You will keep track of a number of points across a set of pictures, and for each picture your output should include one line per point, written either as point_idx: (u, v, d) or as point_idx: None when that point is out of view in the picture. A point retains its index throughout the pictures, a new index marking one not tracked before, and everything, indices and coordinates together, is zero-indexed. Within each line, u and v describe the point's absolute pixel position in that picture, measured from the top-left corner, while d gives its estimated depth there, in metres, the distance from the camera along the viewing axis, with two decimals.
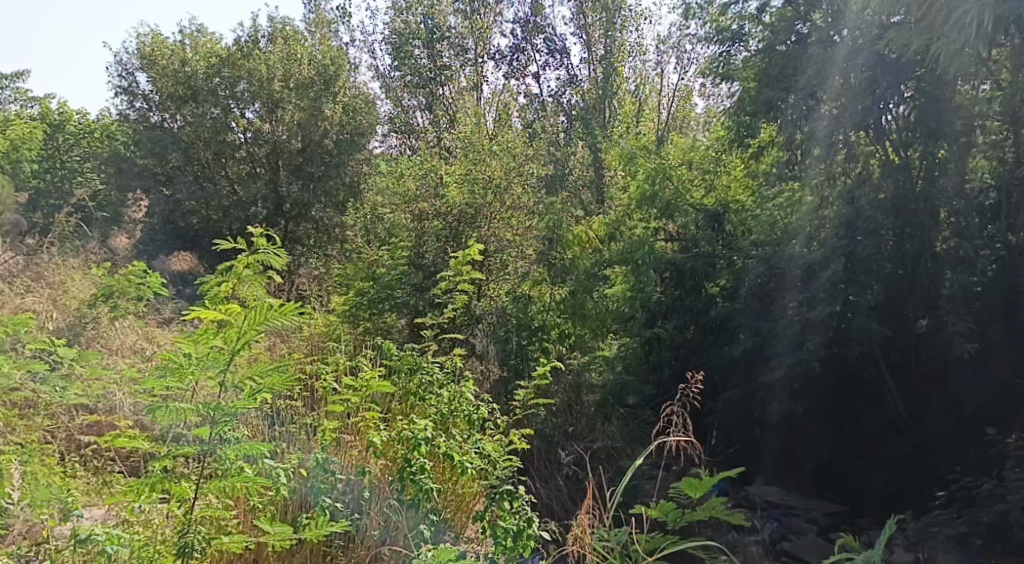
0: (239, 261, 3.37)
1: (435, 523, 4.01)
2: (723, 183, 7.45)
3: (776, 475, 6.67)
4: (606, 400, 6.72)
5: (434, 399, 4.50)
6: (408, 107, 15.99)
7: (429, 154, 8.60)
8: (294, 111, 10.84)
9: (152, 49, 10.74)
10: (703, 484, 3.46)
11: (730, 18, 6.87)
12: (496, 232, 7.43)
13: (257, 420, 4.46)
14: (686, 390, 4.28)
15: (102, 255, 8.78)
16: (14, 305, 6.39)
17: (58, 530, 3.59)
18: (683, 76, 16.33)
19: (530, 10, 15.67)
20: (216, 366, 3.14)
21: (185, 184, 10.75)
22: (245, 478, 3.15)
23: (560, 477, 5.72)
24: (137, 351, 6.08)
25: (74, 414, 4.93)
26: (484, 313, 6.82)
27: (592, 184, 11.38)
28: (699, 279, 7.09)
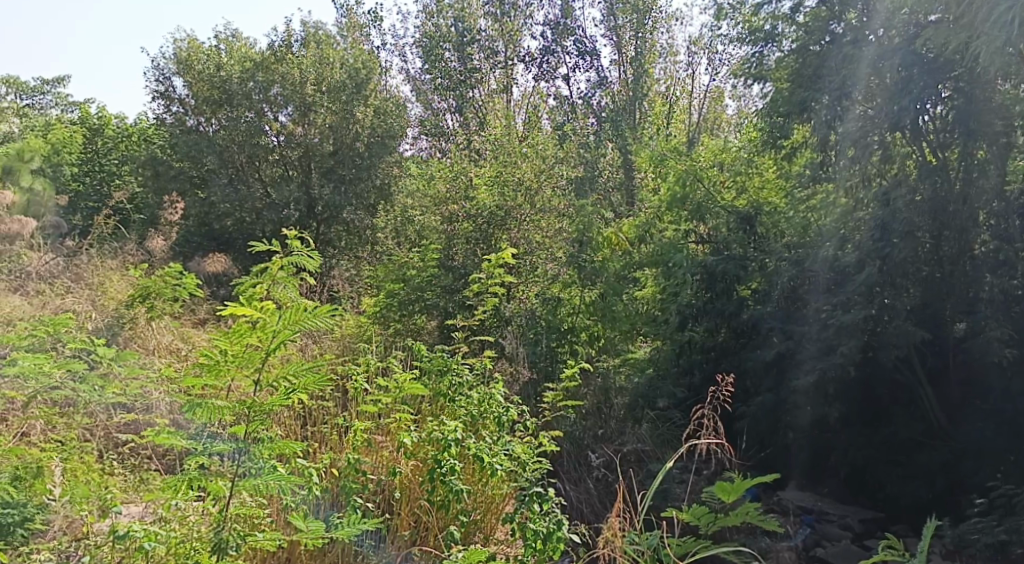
0: (274, 261, 3.42)
1: (465, 523, 4.04)
2: (755, 185, 7.41)
3: (808, 480, 6.59)
4: (635, 402, 6.72)
5: (463, 400, 4.52)
6: (438, 109, 16.06)
7: (460, 156, 8.63)
8: (326, 114, 11.04)
9: (188, 54, 10.94)
10: (736, 488, 3.39)
11: (763, 18, 6.80)
12: (526, 234, 7.55)
13: (290, 420, 4.51)
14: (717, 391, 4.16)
15: (139, 255, 8.97)
16: (54, 305, 6.55)
17: (97, 526, 3.65)
18: (715, 77, 16.22)
19: (560, 11, 15.65)
20: (251, 365, 3.20)
21: (220, 186, 10.80)
22: (279, 477, 3.17)
23: (590, 480, 5.69)
24: (173, 351, 6.20)
25: (113, 412, 5.02)
26: (513, 315, 6.85)
27: (622, 186, 11.37)
28: (730, 281, 7.02)
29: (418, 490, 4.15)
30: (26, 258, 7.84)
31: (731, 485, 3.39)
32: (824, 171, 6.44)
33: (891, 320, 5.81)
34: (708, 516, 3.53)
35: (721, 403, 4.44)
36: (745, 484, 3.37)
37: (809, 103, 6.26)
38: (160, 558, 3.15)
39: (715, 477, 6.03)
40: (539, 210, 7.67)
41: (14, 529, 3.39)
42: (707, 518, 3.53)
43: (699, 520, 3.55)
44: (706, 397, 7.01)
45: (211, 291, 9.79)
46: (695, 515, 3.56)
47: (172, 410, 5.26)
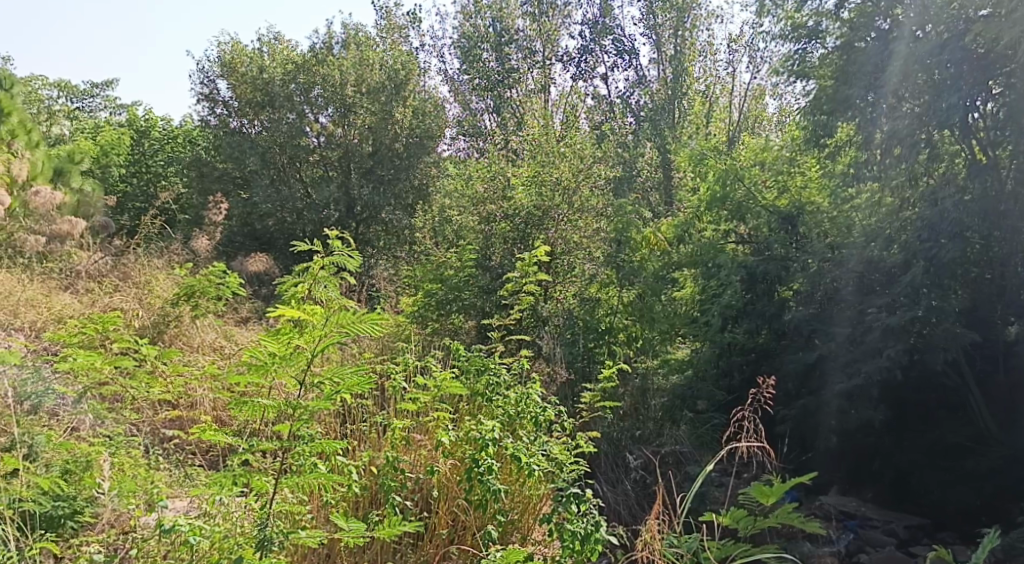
0: (314, 262, 3.44)
1: (503, 523, 4.06)
2: (798, 184, 7.20)
3: (851, 484, 6.35)
4: (674, 404, 6.69)
5: (500, 400, 4.55)
6: (476, 110, 16.10)
7: (497, 156, 8.64)
8: (366, 115, 11.16)
9: (231, 57, 11.14)
10: (775, 490, 3.27)
11: (806, 14, 6.68)
12: (563, 235, 7.59)
13: (330, 418, 4.56)
14: (757, 393, 4.04)
15: (185, 255, 9.14)
16: (104, 303, 6.71)
17: (144, 520, 3.71)
18: (756, 75, 16.01)
19: (599, 10, 15.58)
20: (295, 365, 3.25)
21: (262, 187, 10.99)
22: (320, 475, 3.22)
23: (628, 481, 5.66)
24: (217, 349, 6.33)
25: (159, 409, 5.14)
26: (551, 315, 6.97)
27: (660, 185, 11.29)
28: (771, 282, 6.88)
29: (456, 489, 4.15)
30: (76, 257, 8.04)
31: (769, 488, 3.27)
32: (869, 170, 6.26)
33: (938, 322, 5.68)
34: (747, 520, 3.43)
35: (762, 404, 4.32)
36: (784, 486, 3.24)
37: (853, 100, 6.12)
38: (204, 552, 3.18)
39: (754, 481, 5.95)
40: (577, 210, 7.74)
41: (65, 521, 3.61)
42: (746, 522, 3.42)
43: (740, 525, 3.44)
44: (747, 400, 6.87)
45: (253, 290, 9.96)
46: (735, 520, 3.45)
47: (216, 406, 5.42)
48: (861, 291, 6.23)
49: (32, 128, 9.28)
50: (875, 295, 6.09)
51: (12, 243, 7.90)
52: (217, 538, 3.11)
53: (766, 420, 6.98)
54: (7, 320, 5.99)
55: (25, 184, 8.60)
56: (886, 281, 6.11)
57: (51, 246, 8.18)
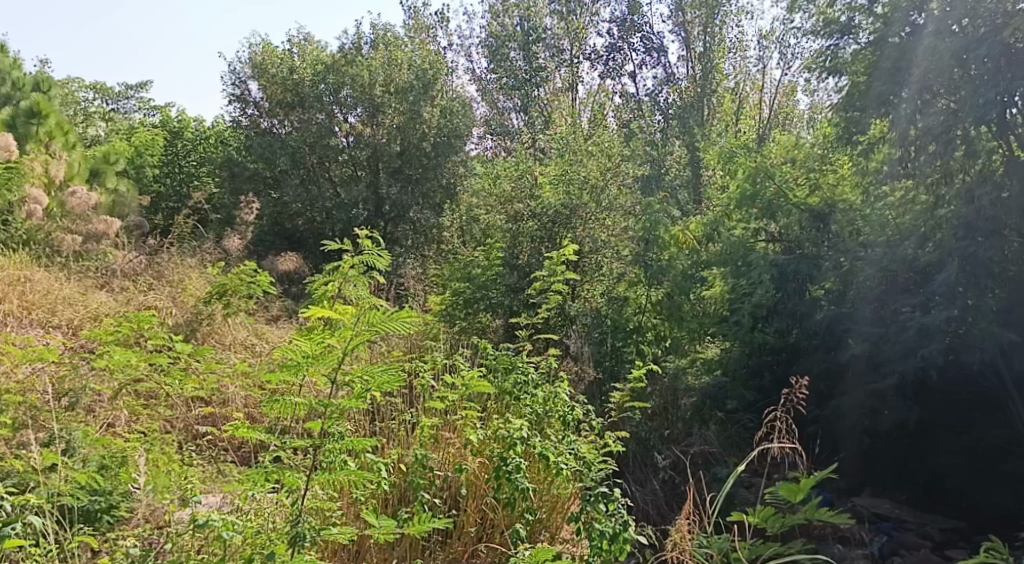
0: (345, 261, 3.47)
1: (531, 521, 4.07)
2: (830, 182, 7.07)
3: (885, 485, 6.18)
4: (703, 403, 6.66)
5: (529, 399, 4.56)
6: (504, 109, 16.12)
7: (525, 155, 8.64)
8: (394, 115, 11.22)
9: (263, 58, 11.27)
10: (802, 487, 3.25)
11: (839, 10, 6.58)
12: (591, 233, 7.64)
13: (360, 416, 4.61)
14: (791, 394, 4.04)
15: (217, 254, 9.28)
16: (138, 301, 6.84)
17: (178, 515, 3.77)
18: (787, 72, 15.81)
19: (627, 8, 15.51)
20: (327, 364, 3.28)
21: (292, 187, 11.12)
22: (350, 472, 3.25)
23: (657, 482, 5.67)
24: (248, 347, 6.41)
25: (192, 406, 5.21)
26: (579, 314, 7.06)
27: (689, 184, 11.21)
28: (802, 281, 6.70)
29: (485, 487, 4.17)
30: (112, 256, 8.19)
31: (795, 485, 3.25)
32: (904, 167, 6.13)
33: (975, 322, 5.55)
34: (776, 518, 3.40)
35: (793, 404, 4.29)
36: (811, 483, 3.23)
37: (888, 97, 6.01)
38: (237, 548, 3.20)
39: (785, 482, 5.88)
40: (603, 208, 7.83)
41: (102, 515, 3.68)
42: (775, 522, 3.40)
43: (769, 524, 3.41)
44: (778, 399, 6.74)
45: (284, 289, 10.08)
46: (763, 518, 3.42)
47: (247, 403, 5.50)
48: (895, 291, 6.13)
49: (69, 130, 9.47)
50: (909, 295, 6.00)
51: (50, 243, 8.01)
52: (249, 535, 3.15)
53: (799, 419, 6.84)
54: (45, 318, 6.12)
55: (63, 185, 8.78)
56: (920, 281, 6.01)
57: (88, 245, 8.35)
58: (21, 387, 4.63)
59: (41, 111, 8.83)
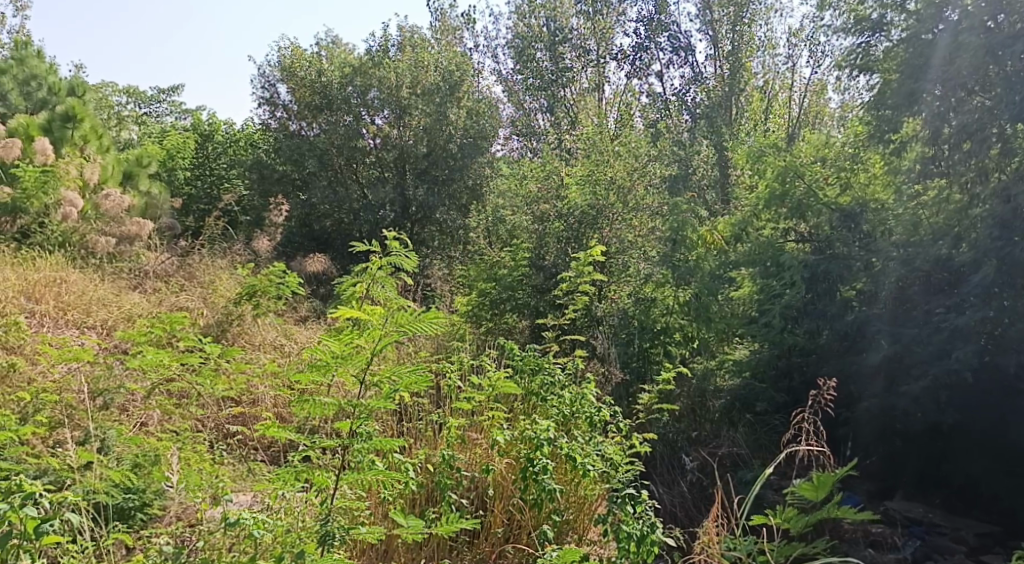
0: (374, 261, 3.53)
1: (558, 523, 4.05)
2: (862, 181, 6.94)
3: (918, 488, 6.07)
4: (733, 404, 6.65)
5: (555, 400, 4.55)
6: (530, 110, 16.13)
7: (551, 156, 8.63)
8: (421, 116, 11.26)
9: (291, 61, 11.37)
10: (821, 484, 3.14)
11: (870, 7, 6.51)
12: (618, 233, 7.73)
13: (387, 416, 4.64)
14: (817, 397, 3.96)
15: (247, 255, 9.40)
16: (170, 302, 6.94)
17: (209, 513, 3.83)
18: (817, 70, 15.63)
19: (654, 8, 15.43)
20: (355, 365, 3.28)
21: (320, 189, 11.22)
22: (378, 472, 3.27)
23: (684, 483, 5.66)
24: (277, 347, 6.48)
25: (223, 406, 5.28)
26: (605, 315, 7.19)
27: (716, 183, 11.12)
28: (833, 281, 6.59)
29: (511, 488, 4.17)
30: (145, 258, 8.32)
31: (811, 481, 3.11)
32: (937, 166, 6.07)
33: (1012, 323, 5.45)
34: (797, 517, 3.23)
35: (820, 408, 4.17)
36: (829, 478, 3.10)
37: (920, 94, 5.97)
38: (267, 546, 3.22)
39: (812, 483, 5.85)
40: (631, 209, 7.82)
41: (135, 513, 3.80)
42: (796, 522, 3.20)
43: (791, 524, 3.22)
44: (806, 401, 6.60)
45: (312, 290, 10.17)
46: (783, 518, 3.24)
47: (276, 403, 5.56)
48: (928, 291, 6.02)
49: (103, 134, 9.63)
50: (943, 295, 5.90)
51: (84, 245, 8.14)
52: (279, 533, 3.18)
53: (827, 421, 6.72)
54: (81, 319, 6.24)
55: (97, 188, 8.93)
56: (954, 281, 5.89)
57: (122, 247, 8.49)
58: (57, 387, 4.72)
59: (75, 115, 8.99)
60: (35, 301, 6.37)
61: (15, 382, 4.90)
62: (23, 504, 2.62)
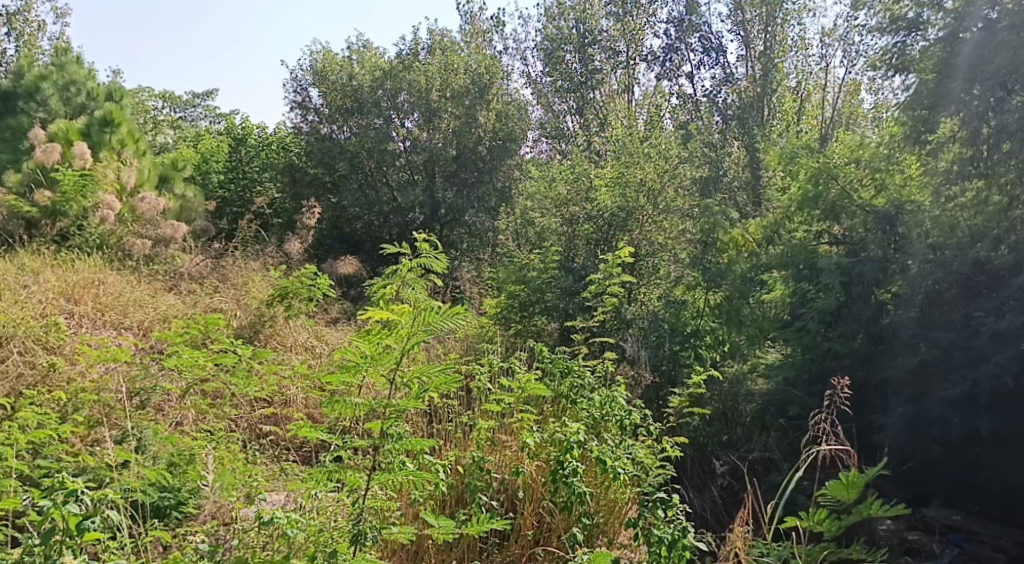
0: (403, 263, 3.56)
1: (588, 525, 4.03)
2: (897, 182, 6.83)
3: (957, 495, 5.92)
4: (765, 410, 6.47)
5: (586, 402, 4.54)
6: (559, 112, 16.11)
7: (581, 158, 8.62)
8: (450, 119, 11.34)
9: (323, 65, 11.47)
10: (851, 483, 2.89)
11: (906, 5, 6.42)
12: (648, 235, 7.74)
13: (417, 418, 4.68)
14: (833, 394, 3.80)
15: (278, 258, 9.52)
16: (205, 304, 7.04)
17: (243, 512, 3.89)
18: (850, 70, 15.46)
19: (685, 8, 15.33)
20: (385, 365, 3.29)
21: (351, 191, 11.32)
22: (410, 473, 3.28)
23: (715, 487, 5.71)
24: (308, 348, 6.57)
25: (255, 407, 5.35)
26: (635, 318, 7.06)
27: (748, 185, 11.04)
28: (869, 285, 6.51)
29: (541, 490, 4.16)
30: (179, 259, 8.44)
31: (841, 481, 2.90)
32: (976, 167, 6.03)
33: None
34: (828, 520, 3.05)
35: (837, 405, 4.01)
36: (857, 474, 2.87)
37: (956, 94, 5.90)
38: (301, 546, 3.23)
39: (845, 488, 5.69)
40: (661, 210, 7.78)
41: (171, 512, 3.86)
42: (829, 524, 3.04)
43: (824, 527, 3.05)
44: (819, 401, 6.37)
45: (342, 292, 10.25)
46: (814, 521, 3.06)
47: (308, 404, 5.62)
48: (966, 294, 5.87)
49: (139, 138, 9.79)
50: (982, 298, 5.76)
51: (121, 247, 8.28)
52: (313, 533, 3.19)
53: (842, 417, 6.50)
54: (118, 319, 6.36)
55: (133, 191, 9.09)
56: (994, 284, 5.78)
57: (158, 249, 8.62)
58: (95, 386, 4.79)
59: (113, 120, 9.17)
60: (74, 302, 6.50)
61: (55, 382, 5.01)
62: (66, 501, 2.64)
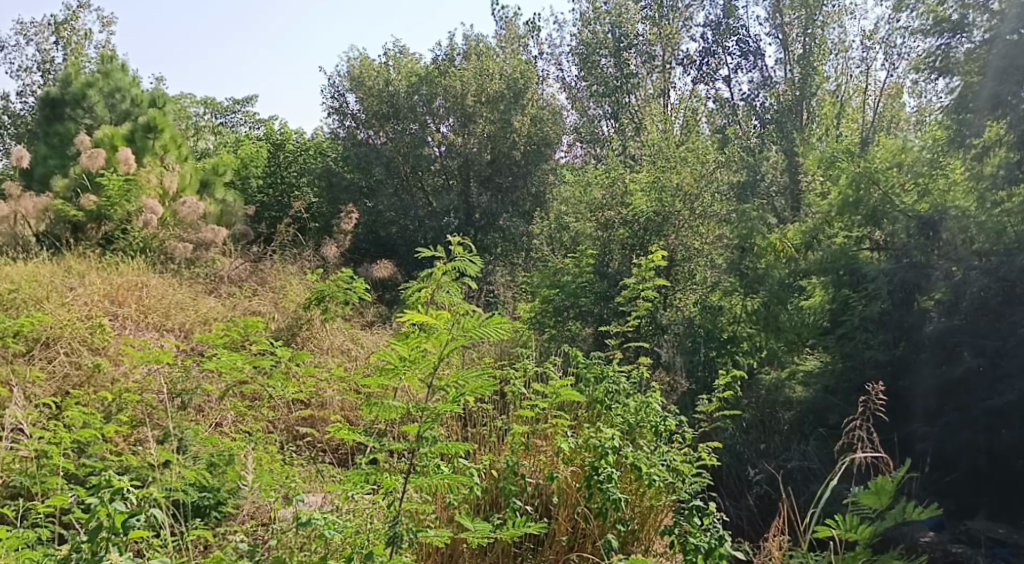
0: (438, 267, 3.58)
1: (624, 531, 4.00)
2: (941, 188, 6.67)
3: (1003, 507, 5.71)
4: (803, 418, 6.42)
5: (620, 408, 4.51)
6: (594, 116, 16.06)
7: (616, 163, 8.59)
8: (485, 124, 11.40)
9: (360, 71, 11.57)
10: (883, 490, 2.74)
11: (951, 6, 6.29)
12: (684, 241, 7.63)
13: (451, 422, 4.71)
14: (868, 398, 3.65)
15: (315, 262, 9.63)
16: (243, 306, 7.16)
17: (281, 512, 3.93)
18: (892, 73, 15.18)
19: (722, 12, 15.18)
20: (424, 369, 3.27)
21: (386, 196, 11.42)
22: (445, 476, 3.28)
23: (751, 496, 5.68)
24: (344, 351, 6.68)
25: (293, 408, 5.44)
26: (670, 323, 7.02)
27: (786, 190, 10.87)
28: (911, 291, 6.36)
29: (576, 495, 4.14)
30: (219, 262, 8.59)
31: (871, 489, 2.77)
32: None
33: None
34: (863, 527, 2.92)
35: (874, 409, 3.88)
36: (889, 481, 2.72)
37: (1003, 97, 5.84)
38: (338, 546, 3.27)
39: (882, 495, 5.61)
40: (699, 215, 7.71)
41: (211, 511, 3.91)
42: (865, 532, 2.88)
43: (858, 535, 2.93)
44: (855, 408, 6.27)
45: (378, 296, 10.35)
46: (847, 528, 2.95)
47: (344, 407, 5.67)
48: (1009, 301, 5.71)
49: (181, 143, 9.97)
50: None
51: (163, 250, 8.42)
52: (350, 535, 3.21)
53: (882, 426, 6.36)
54: (161, 321, 6.49)
55: (175, 196, 9.26)
56: None
57: (198, 252, 8.74)
58: (139, 387, 4.92)
59: (156, 126, 9.36)
60: (118, 304, 6.64)
61: (100, 382, 5.12)
62: (111, 499, 2.69)
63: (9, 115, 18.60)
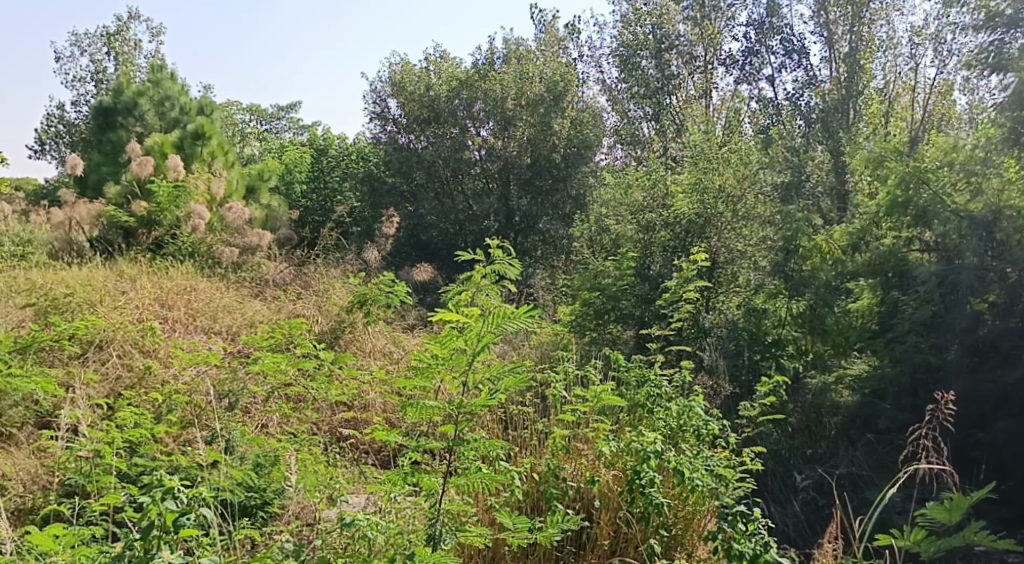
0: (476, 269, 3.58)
1: (667, 537, 3.96)
2: (993, 189, 6.33)
3: None
4: (851, 423, 6.39)
5: (662, 412, 4.47)
6: (634, 118, 15.89)
7: (657, 164, 8.54)
8: (525, 127, 11.40)
9: (401, 77, 11.69)
10: (956, 506, 2.42)
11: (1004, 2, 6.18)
12: (726, 243, 7.41)
13: (492, 425, 4.73)
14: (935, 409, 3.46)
15: (358, 265, 9.77)
16: (289, 309, 7.30)
17: (325, 513, 3.99)
18: (942, 70, 14.77)
19: (765, 10, 14.95)
20: (457, 369, 3.29)
21: (428, 201, 11.62)
22: (484, 478, 3.30)
23: (797, 502, 5.60)
24: (386, 354, 6.78)
25: (336, 410, 5.52)
26: (713, 326, 7.00)
27: (832, 191, 10.63)
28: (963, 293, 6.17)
29: (618, 499, 4.10)
30: (265, 267, 8.77)
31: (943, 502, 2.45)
32: None
33: None
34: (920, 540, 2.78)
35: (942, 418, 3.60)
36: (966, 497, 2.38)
37: None
38: (381, 547, 3.28)
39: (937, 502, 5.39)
40: (741, 217, 7.49)
41: (257, 511, 4.00)
42: (927, 545, 2.60)
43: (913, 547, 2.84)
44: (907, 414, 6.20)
45: (418, 299, 10.44)
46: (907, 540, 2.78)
47: (386, 408, 5.70)
48: None
49: (228, 149, 10.19)
50: None
51: (211, 255, 8.62)
52: (391, 535, 3.23)
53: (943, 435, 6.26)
54: (209, 324, 6.64)
55: (223, 201, 9.45)
56: None
57: (244, 256, 8.94)
58: (189, 388, 5.05)
59: (205, 133, 9.59)
60: (168, 307, 6.80)
61: (151, 383, 5.26)
62: (163, 498, 2.75)
63: (64, 124, 19.21)
